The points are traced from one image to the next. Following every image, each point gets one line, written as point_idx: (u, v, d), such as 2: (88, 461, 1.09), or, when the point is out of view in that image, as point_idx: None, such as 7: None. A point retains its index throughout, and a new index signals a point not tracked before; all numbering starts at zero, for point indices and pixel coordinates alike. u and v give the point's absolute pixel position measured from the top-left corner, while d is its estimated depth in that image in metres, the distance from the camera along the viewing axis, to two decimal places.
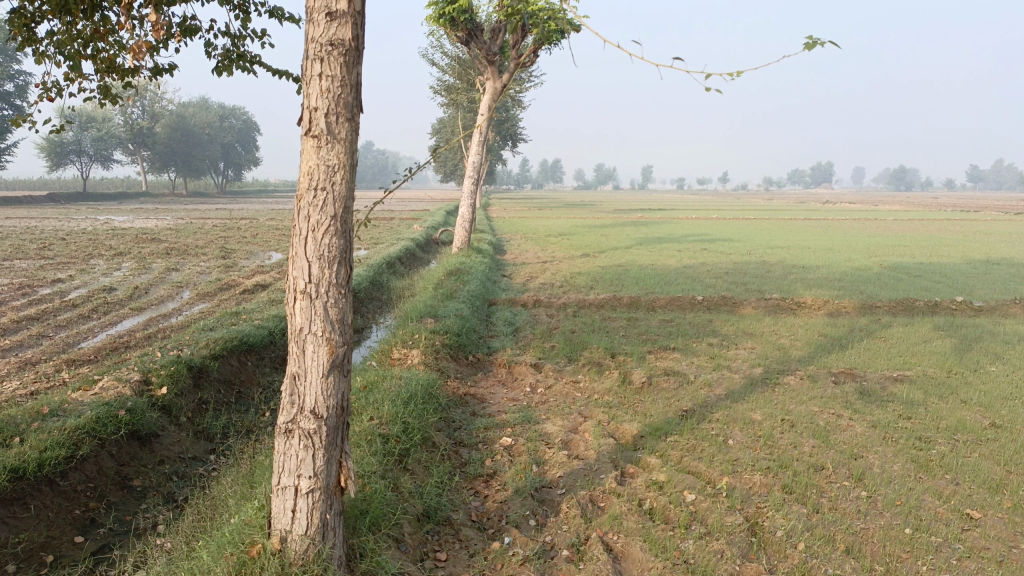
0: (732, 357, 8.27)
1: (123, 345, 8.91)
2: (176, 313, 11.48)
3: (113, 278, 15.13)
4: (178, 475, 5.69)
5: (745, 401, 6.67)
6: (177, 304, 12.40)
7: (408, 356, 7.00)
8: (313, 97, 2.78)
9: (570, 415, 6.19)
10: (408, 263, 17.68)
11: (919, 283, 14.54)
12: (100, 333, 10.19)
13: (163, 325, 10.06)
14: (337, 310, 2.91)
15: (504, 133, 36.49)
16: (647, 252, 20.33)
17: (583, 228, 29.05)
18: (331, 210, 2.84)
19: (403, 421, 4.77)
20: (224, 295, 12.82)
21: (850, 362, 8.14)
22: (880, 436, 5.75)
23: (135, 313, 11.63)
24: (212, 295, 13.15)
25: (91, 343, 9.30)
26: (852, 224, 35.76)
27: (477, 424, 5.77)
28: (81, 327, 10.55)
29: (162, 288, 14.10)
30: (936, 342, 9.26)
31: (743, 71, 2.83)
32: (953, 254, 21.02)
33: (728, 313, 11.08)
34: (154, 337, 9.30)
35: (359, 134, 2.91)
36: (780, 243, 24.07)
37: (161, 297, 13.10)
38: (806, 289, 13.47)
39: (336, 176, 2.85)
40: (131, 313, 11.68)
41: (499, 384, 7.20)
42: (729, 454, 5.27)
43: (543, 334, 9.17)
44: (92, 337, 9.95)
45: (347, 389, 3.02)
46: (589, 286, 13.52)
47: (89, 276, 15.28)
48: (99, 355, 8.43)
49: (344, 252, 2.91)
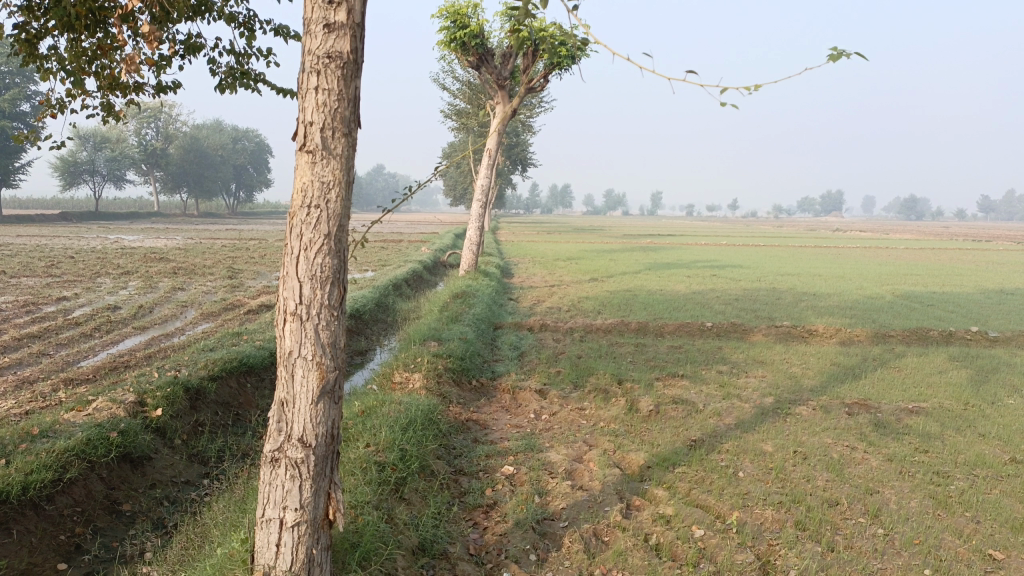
0: (742, 386, 8.07)
1: (123, 364, 8.80)
2: (179, 333, 11.39)
3: (118, 297, 15.09)
4: (170, 499, 5.54)
5: (756, 431, 6.46)
6: (181, 323, 12.32)
7: (410, 380, 6.85)
8: (309, 111, 2.65)
9: (575, 443, 6.00)
10: (415, 286, 17.58)
11: (933, 312, 14.30)
12: (101, 352, 10.09)
13: (165, 345, 9.96)
14: (329, 334, 2.76)
15: (515, 158, 36.57)
16: (656, 277, 20.17)
17: (592, 253, 28.94)
18: (325, 229, 2.70)
19: (400, 448, 4.60)
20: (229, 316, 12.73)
21: (864, 392, 7.93)
22: (897, 470, 5.53)
23: (138, 333, 11.55)
24: (217, 314, 13.06)
25: (91, 362, 9.19)
26: (863, 252, 35.51)
27: (478, 451, 5.59)
28: (83, 345, 10.45)
29: (167, 307, 14.03)
30: (951, 372, 9.04)
31: (759, 85, 2.77)
32: (966, 283, 20.76)
33: (738, 340, 10.88)
34: (155, 357, 9.19)
35: (357, 150, 2.78)
36: (790, 270, 23.86)
37: (165, 316, 13.03)
38: (817, 317, 13.27)
39: (331, 193, 2.70)
40: (134, 331, 11.59)
41: (503, 410, 7.02)
42: (739, 487, 5.06)
43: (548, 359, 9.00)
44: (93, 355, 9.85)
45: (337, 416, 2.86)
46: (597, 310, 13.35)
47: (95, 295, 15.25)
48: (98, 374, 8.32)
49: (338, 273, 2.76)
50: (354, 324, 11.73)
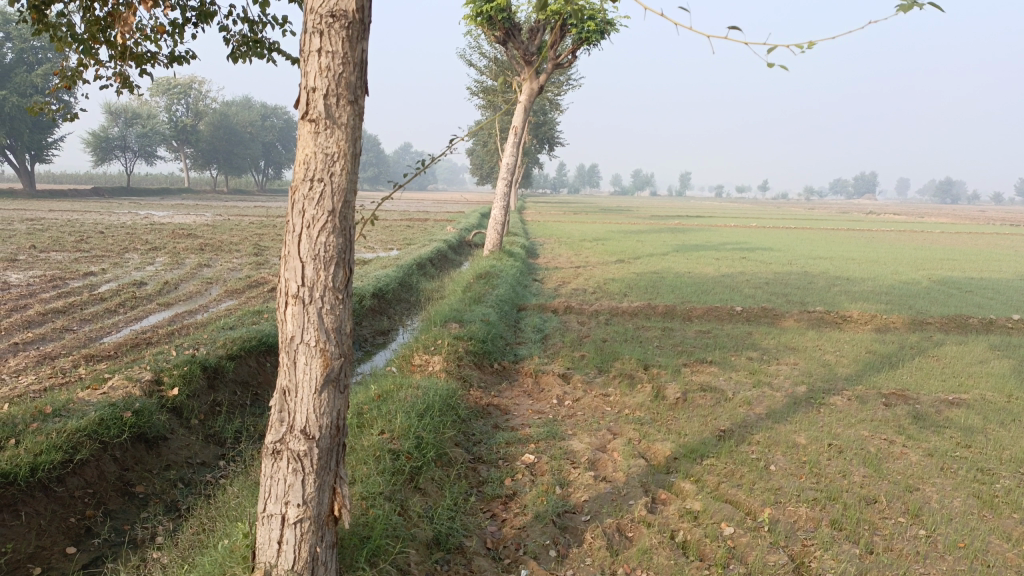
0: (773, 373, 7.78)
1: (144, 341, 8.75)
2: (202, 310, 11.32)
3: (144, 272, 15.08)
4: (183, 481, 5.44)
5: (788, 422, 6.21)
6: (204, 300, 12.26)
7: (430, 363, 6.67)
8: (312, 76, 2.45)
9: (598, 431, 5.80)
10: (439, 265, 17.43)
11: (973, 299, 13.82)
12: (123, 328, 10.04)
13: (187, 323, 9.89)
14: (333, 318, 2.59)
15: (542, 136, 36.14)
16: (685, 259, 19.80)
17: (620, 234, 28.56)
18: (329, 206, 2.52)
19: (416, 435, 4.42)
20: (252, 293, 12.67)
21: (901, 382, 7.62)
22: (937, 466, 5.25)
23: (162, 309, 11.51)
24: (240, 292, 13.00)
25: (113, 338, 9.15)
26: (897, 236, 34.70)
27: (498, 439, 5.41)
28: (106, 321, 10.44)
29: (191, 283, 14.00)
30: (993, 362, 8.67)
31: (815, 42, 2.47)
32: (1006, 269, 20.14)
33: (768, 325, 10.57)
34: (176, 334, 9.12)
35: (363, 120, 2.58)
36: (823, 254, 23.32)
37: (189, 292, 12.98)
38: (851, 302, 12.88)
39: (335, 166, 2.51)
40: (158, 308, 11.56)
41: (524, 395, 6.83)
42: (771, 482, 4.83)
43: (573, 342, 8.78)
44: (115, 331, 9.81)
45: (343, 406, 2.69)
46: (624, 293, 13.09)
47: (121, 270, 15.27)
48: (119, 351, 8.27)
49: (343, 254, 2.58)
50: (377, 303, 11.59)
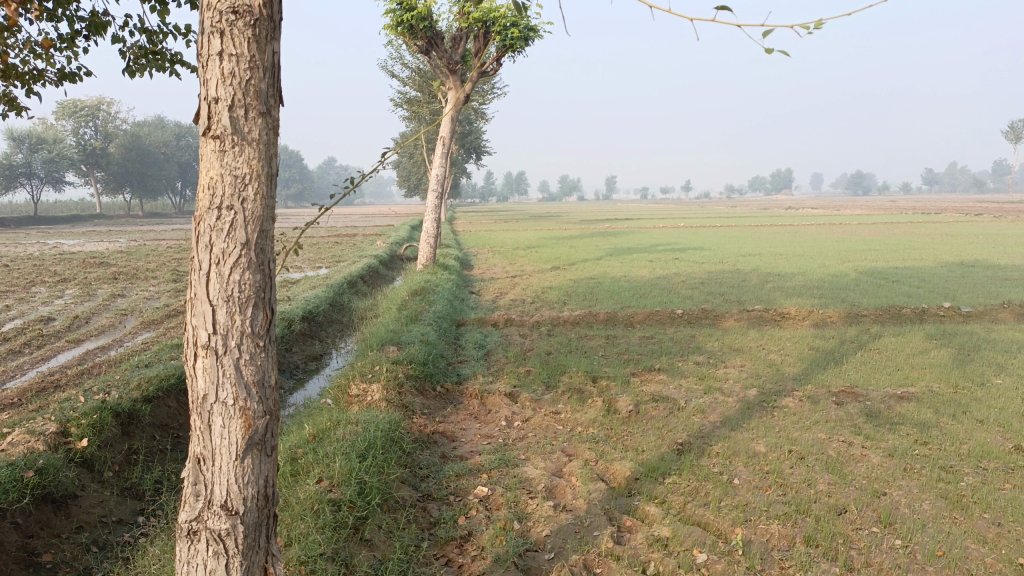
0: (722, 377, 7.62)
1: (52, 384, 8.02)
2: (117, 346, 10.56)
3: (52, 307, 14.08)
4: (98, 544, 4.88)
5: (745, 429, 6.01)
6: (119, 334, 11.46)
7: (368, 392, 6.24)
8: (212, 85, 2.07)
9: (552, 454, 5.47)
10: (371, 282, 16.88)
11: (901, 288, 14.14)
12: (29, 370, 9.24)
13: (99, 361, 9.16)
14: (254, 370, 2.19)
15: (468, 146, 35.88)
16: (619, 263, 19.79)
17: (552, 240, 28.46)
18: (242, 237, 2.13)
19: (358, 481, 3.99)
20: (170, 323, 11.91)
21: (849, 378, 7.56)
22: (900, 467, 5.14)
23: (72, 347, 10.68)
24: (159, 323, 12.25)
25: (17, 383, 8.39)
26: (818, 229, 35.77)
27: (447, 471, 5.03)
28: (9, 363, 9.59)
29: (105, 316, 13.11)
30: (932, 352, 8.75)
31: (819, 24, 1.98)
32: (925, 257, 20.84)
33: (710, 327, 10.47)
34: (88, 374, 8.42)
35: (278, 134, 2.20)
36: (752, 250, 23.71)
37: (102, 326, 12.14)
38: (786, 298, 12.98)
39: (247, 190, 2.12)
40: (68, 346, 10.73)
41: (471, 419, 6.46)
42: (738, 498, 4.60)
43: (517, 357, 8.46)
44: (19, 375, 9.01)
45: (271, 472, 2.29)
46: (563, 301, 12.85)
47: (27, 305, 14.22)
48: (23, 398, 7.54)
49: (263, 293, 2.18)
50: (307, 327, 11.03)
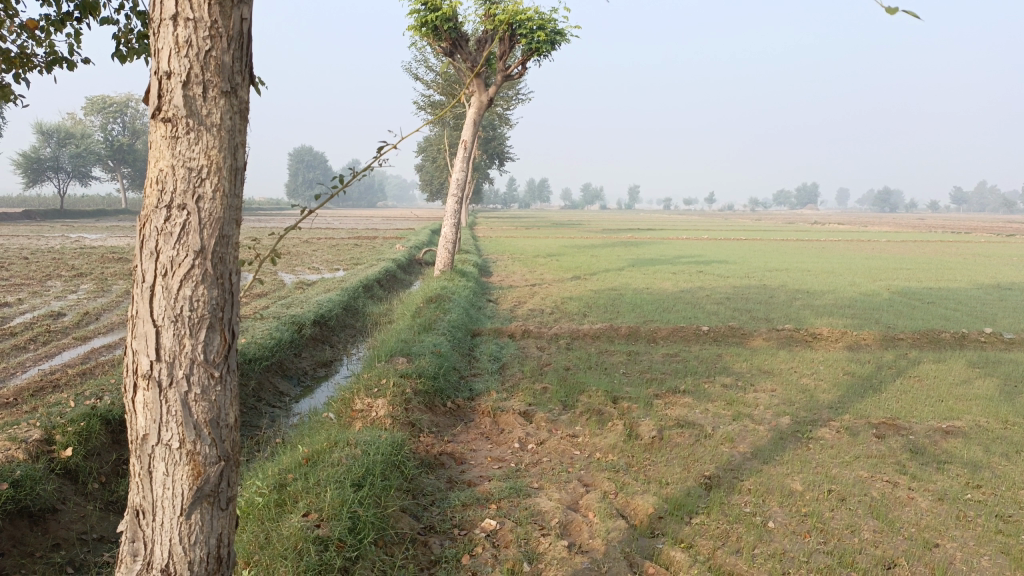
0: (752, 403, 7.14)
1: (51, 383, 7.70)
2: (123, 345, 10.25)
3: (66, 302, 13.84)
4: (73, 565, 4.46)
5: (778, 463, 5.54)
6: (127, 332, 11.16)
7: (373, 408, 5.83)
8: (165, 57, 1.74)
9: (567, 483, 5.04)
10: (388, 286, 16.54)
11: (938, 311, 13.55)
12: (30, 368, 8.94)
13: (102, 360, 8.83)
14: (206, 407, 1.82)
15: (492, 151, 35.57)
16: (641, 274, 19.30)
17: (574, 249, 28.02)
18: (195, 244, 1.77)
19: (350, 515, 3.57)
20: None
21: (889, 409, 7.04)
22: (952, 514, 4.66)
23: (78, 344, 10.38)
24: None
25: (16, 381, 8.08)
26: (845, 245, 35.00)
27: (452, 499, 4.61)
28: (12, 359, 9.30)
29: (116, 314, 12.83)
30: (977, 382, 8.22)
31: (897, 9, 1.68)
32: (959, 277, 20.20)
33: (737, 346, 9.98)
34: (89, 375, 8.10)
35: (244, 119, 1.85)
36: (779, 265, 23.12)
37: (112, 324, 11.85)
38: (817, 317, 12.45)
39: (203, 186, 1.78)
40: (72, 342, 10.42)
41: (481, 439, 6.04)
42: (773, 545, 4.15)
43: (534, 372, 8.03)
44: (20, 372, 8.71)
45: (226, 529, 1.91)
46: (583, 313, 12.40)
47: (40, 300, 13.97)
48: (19, 397, 7.21)
49: (219, 313, 1.83)
50: (318, 332, 10.69)
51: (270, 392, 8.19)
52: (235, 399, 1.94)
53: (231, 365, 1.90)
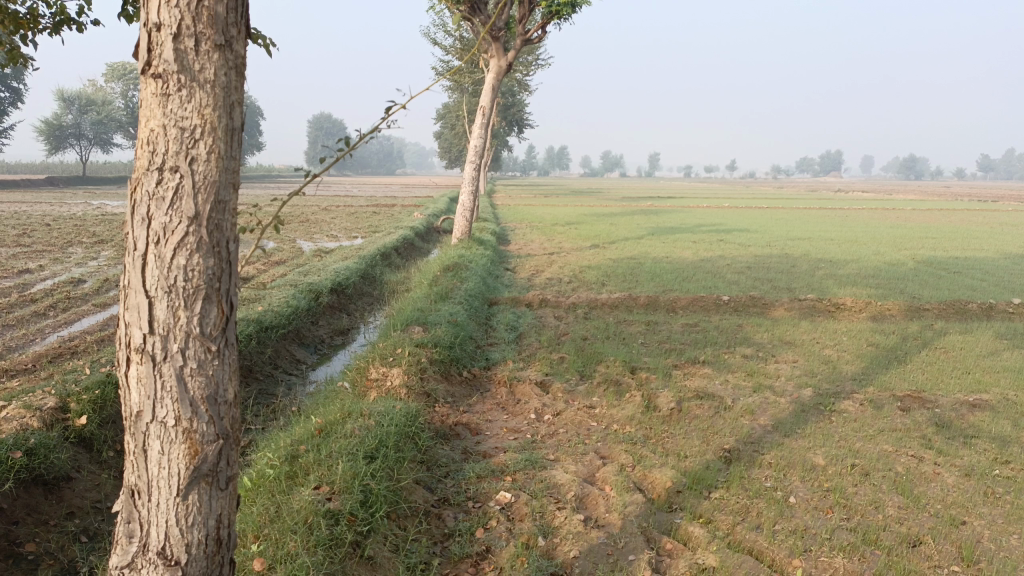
0: (773, 374, 7.01)
1: (69, 350, 7.73)
2: None
3: (86, 269, 13.91)
4: (87, 534, 4.45)
5: (799, 436, 5.42)
6: None
7: (387, 377, 5.76)
8: (154, 8, 1.68)
9: (583, 455, 4.96)
10: (405, 254, 16.47)
11: (964, 281, 13.27)
12: (50, 334, 8.98)
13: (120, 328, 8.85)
14: (202, 384, 1.82)
15: (511, 118, 35.20)
16: (661, 243, 19.09)
17: (593, 217, 27.77)
18: (189, 210, 1.73)
19: (362, 488, 3.51)
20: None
21: (914, 381, 6.88)
22: (980, 491, 4.53)
23: (98, 311, 10.41)
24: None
25: (35, 348, 8.12)
26: (868, 213, 34.46)
27: (467, 472, 4.55)
28: (32, 326, 9.35)
29: None
30: (1005, 355, 8.02)
31: None
32: (986, 247, 19.78)
33: (758, 316, 9.82)
34: (107, 342, 8.12)
35: (241, 74, 1.79)
36: (801, 234, 22.78)
37: None
38: (840, 287, 12.24)
39: (197, 147, 1.72)
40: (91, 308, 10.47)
41: (498, 409, 5.97)
42: (794, 521, 4.05)
43: (551, 342, 7.93)
44: (40, 338, 8.76)
45: (223, 507, 1.94)
46: (601, 282, 12.27)
47: (61, 266, 14.05)
48: (37, 365, 7.24)
49: (215, 284, 1.79)
50: (335, 299, 10.66)
51: (287, 360, 8.18)
52: (234, 374, 1.94)
53: (229, 340, 1.88)
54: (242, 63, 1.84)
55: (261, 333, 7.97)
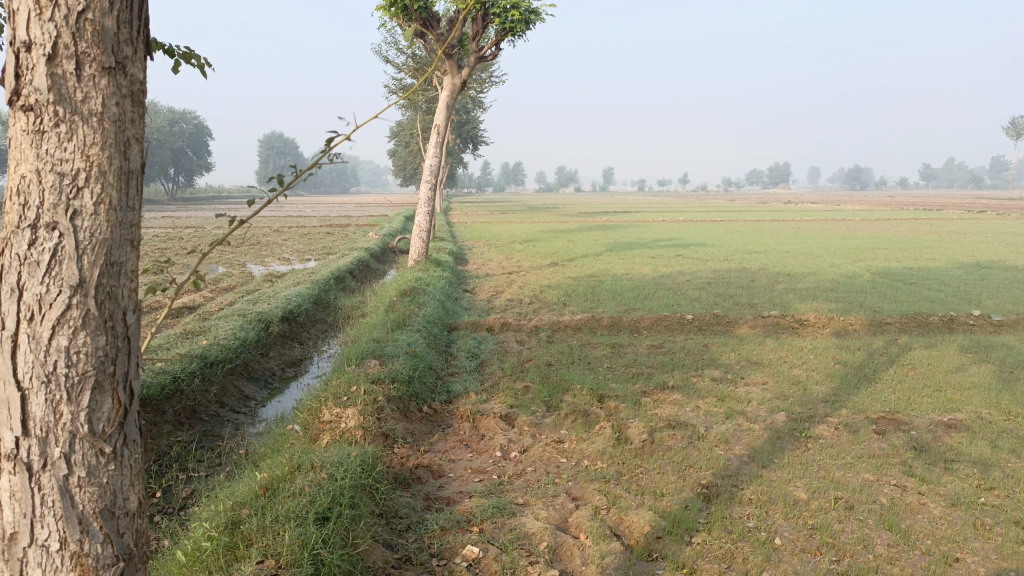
0: (744, 398, 6.80)
1: None
2: None
3: None
4: None
5: (778, 467, 5.18)
6: None
7: (342, 418, 5.37)
8: (23, 24, 1.58)
9: (554, 498, 4.64)
10: (360, 277, 16.00)
11: (921, 292, 13.34)
12: None
13: None
14: (93, 498, 1.73)
15: (464, 135, 34.94)
16: (620, 259, 18.94)
17: (551, 234, 27.57)
18: (69, 276, 1.64)
19: (314, 559, 3.15)
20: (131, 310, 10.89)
21: (887, 401, 6.72)
22: (968, 522, 4.35)
23: None
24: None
25: None
26: (819, 225, 34.95)
27: (431, 524, 4.19)
28: None
29: None
30: (972, 370, 7.95)
31: None
32: (937, 256, 20.09)
33: (723, 335, 9.65)
34: None
35: (134, 100, 1.71)
36: (757, 247, 22.89)
37: None
38: (801, 302, 12.18)
39: (80, 197, 1.64)
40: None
41: (460, 447, 5.64)
42: (783, 567, 3.80)
43: (515, 370, 7.61)
44: None
45: None
46: (563, 302, 12.00)
47: None
48: None
49: (104, 370, 1.71)
50: (287, 328, 10.21)
51: (235, 397, 7.73)
52: (138, 479, 1.85)
53: (126, 441, 1.80)
54: (141, 89, 1.76)
55: (205, 370, 7.49)
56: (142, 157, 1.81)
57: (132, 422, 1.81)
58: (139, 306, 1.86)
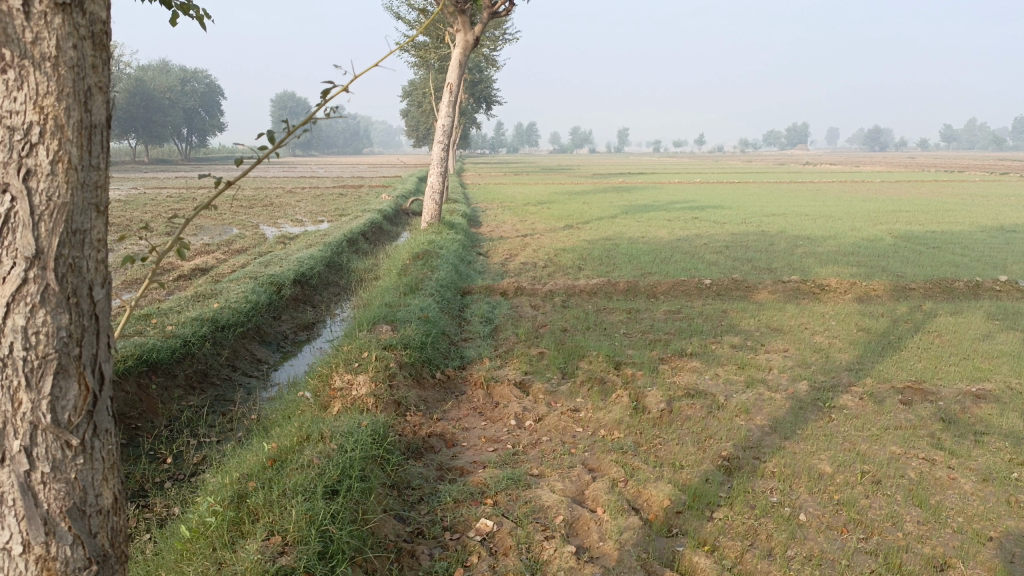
0: (765, 365, 6.62)
1: None
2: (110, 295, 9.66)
3: None
4: None
5: (801, 438, 5.03)
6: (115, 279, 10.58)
7: (353, 385, 5.25)
8: None
9: (571, 470, 4.51)
10: (373, 239, 15.84)
11: (944, 256, 13.03)
12: None
13: None
14: (60, 498, 1.61)
15: (478, 95, 34.47)
16: (635, 222, 18.67)
17: (565, 196, 27.23)
18: (25, 245, 1.50)
19: (321, 536, 3.05)
20: (144, 270, 10.81)
21: (913, 370, 6.53)
22: (1001, 499, 4.20)
23: None
24: (135, 268, 11.13)
25: None
26: (838, 187, 34.31)
27: (443, 496, 4.07)
28: None
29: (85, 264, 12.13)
30: (1000, 337, 7.73)
31: None
32: (960, 219, 19.68)
33: (742, 300, 9.45)
34: None
35: (94, 41, 1.55)
36: (775, 210, 22.50)
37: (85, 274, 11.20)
38: (821, 266, 11.92)
39: (35, 154, 1.49)
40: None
41: (474, 415, 5.52)
42: (808, 545, 3.67)
43: (530, 335, 7.45)
44: None
45: None
46: (577, 266, 11.80)
47: None
48: None
49: (68, 354, 1.58)
50: (299, 291, 10.10)
51: (247, 360, 7.63)
52: (112, 473, 1.73)
53: (97, 432, 1.68)
54: (103, 29, 1.59)
55: (217, 333, 7.39)
56: (109, 109, 1.65)
57: (103, 410, 1.68)
58: (109, 278, 1.72)
